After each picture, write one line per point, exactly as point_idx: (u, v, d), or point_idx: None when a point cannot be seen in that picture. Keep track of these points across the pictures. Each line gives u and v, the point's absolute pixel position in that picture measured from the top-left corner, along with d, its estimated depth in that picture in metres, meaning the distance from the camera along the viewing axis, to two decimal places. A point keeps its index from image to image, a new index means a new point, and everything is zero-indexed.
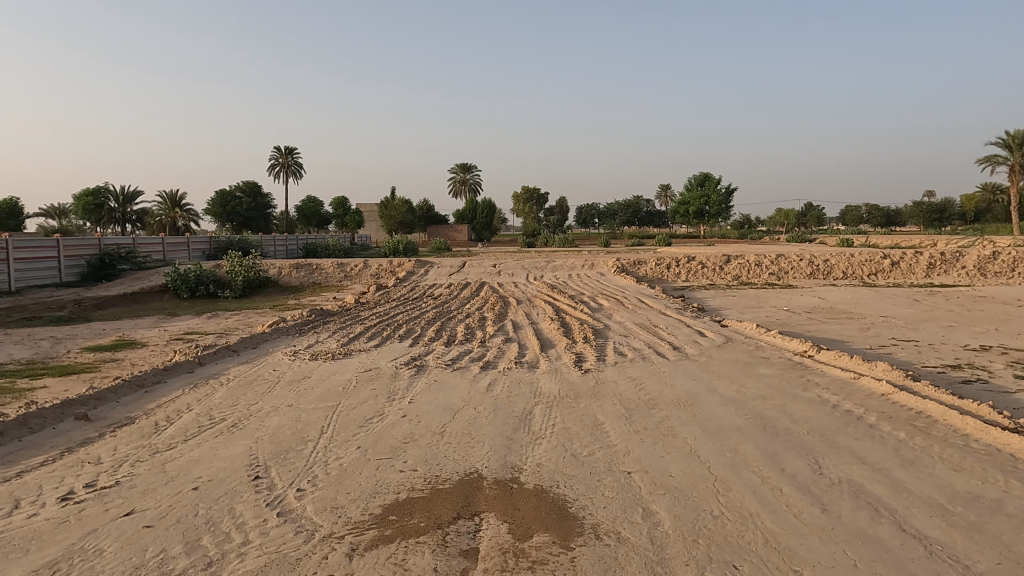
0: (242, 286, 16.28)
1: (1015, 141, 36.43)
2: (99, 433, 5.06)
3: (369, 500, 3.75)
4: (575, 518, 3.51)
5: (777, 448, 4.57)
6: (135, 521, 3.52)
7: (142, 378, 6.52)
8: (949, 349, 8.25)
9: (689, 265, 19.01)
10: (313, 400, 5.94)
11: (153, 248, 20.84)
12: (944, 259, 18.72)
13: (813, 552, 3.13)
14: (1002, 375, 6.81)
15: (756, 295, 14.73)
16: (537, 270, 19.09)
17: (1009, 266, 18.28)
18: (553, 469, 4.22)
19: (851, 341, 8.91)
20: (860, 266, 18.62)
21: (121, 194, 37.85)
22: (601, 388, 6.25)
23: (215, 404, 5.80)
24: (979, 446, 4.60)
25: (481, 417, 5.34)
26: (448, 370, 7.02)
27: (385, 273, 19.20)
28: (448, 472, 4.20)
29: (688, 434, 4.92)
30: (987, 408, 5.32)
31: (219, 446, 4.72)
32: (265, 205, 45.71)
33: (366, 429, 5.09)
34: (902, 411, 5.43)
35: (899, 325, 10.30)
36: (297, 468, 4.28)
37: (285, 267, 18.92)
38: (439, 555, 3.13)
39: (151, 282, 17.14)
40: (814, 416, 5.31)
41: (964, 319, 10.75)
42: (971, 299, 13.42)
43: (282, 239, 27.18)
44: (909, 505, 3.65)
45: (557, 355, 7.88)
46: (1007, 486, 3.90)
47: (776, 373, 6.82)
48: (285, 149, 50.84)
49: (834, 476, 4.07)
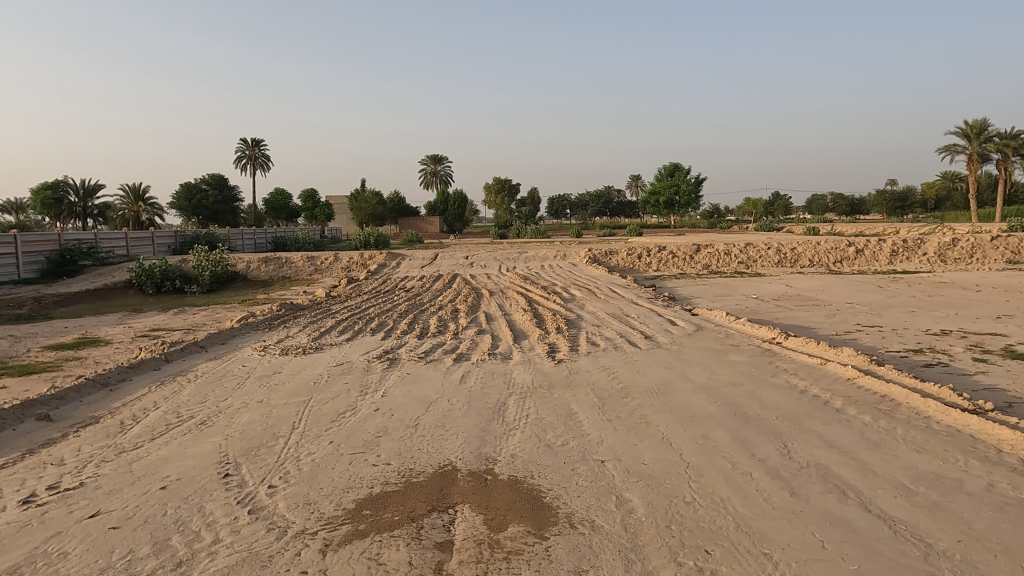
0: (210, 281, 15.98)
1: (973, 129, 37.09)
2: (62, 433, 4.93)
3: (343, 495, 3.72)
4: (550, 508, 3.52)
5: (748, 434, 4.64)
6: (100, 522, 3.44)
7: (107, 375, 6.39)
8: (912, 334, 8.47)
9: (660, 255, 19.19)
10: (284, 395, 5.87)
11: (116, 243, 20.32)
12: (906, 246, 19.20)
13: (782, 536, 3.19)
14: (961, 359, 7.02)
15: (726, 284, 14.90)
16: (511, 261, 19.16)
17: (968, 253, 18.84)
18: (527, 460, 4.23)
19: (818, 328, 9.08)
20: (826, 254, 19.01)
21: (82, 187, 36.84)
22: (575, 378, 6.28)
23: (183, 402, 5.70)
24: (940, 427, 4.74)
25: (456, 409, 5.33)
26: (422, 362, 6.98)
27: (356, 266, 19.00)
28: (422, 464, 4.18)
29: (661, 422, 4.96)
30: (948, 390, 5.47)
31: (189, 444, 4.63)
32: (234, 198, 44.89)
33: (339, 424, 5.03)
34: (867, 395, 5.56)
35: (863, 311, 10.55)
36: (269, 465, 4.23)
37: (254, 261, 18.59)
38: (413, 548, 3.11)
39: (116, 278, 16.75)
40: (782, 402, 5.41)
41: (926, 305, 11.07)
42: (932, 285, 13.81)
43: (250, 232, 26.60)
44: (875, 486, 3.74)
45: (530, 345, 7.90)
46: (967, 466, 4.03)
47: (747, 360, 6.93)
48: (253, 142, 50.01)
49: (802, 460, 4.16)
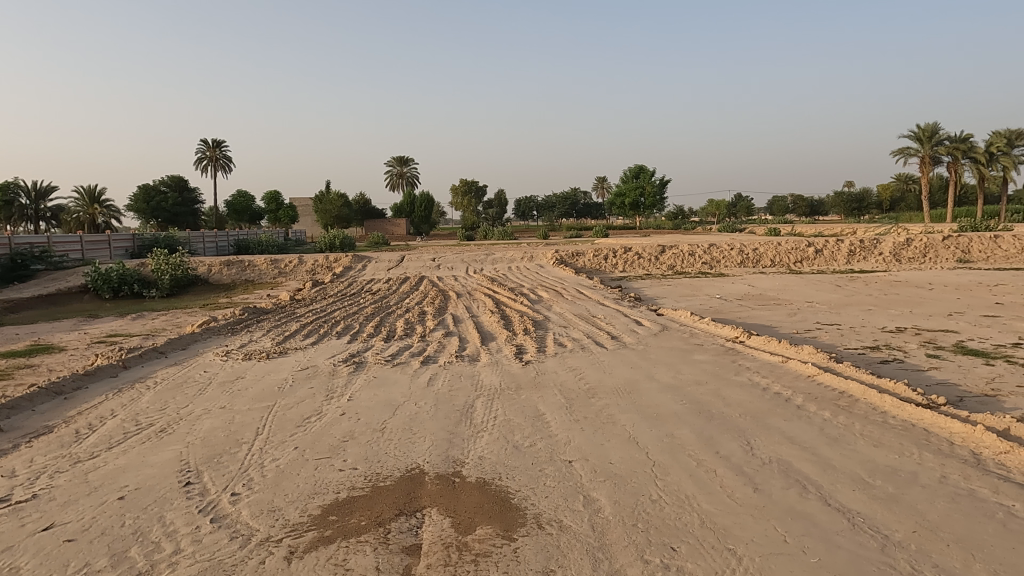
0: (169, 285, 15.61)
1: (925, 133, 38.34)
2: (13, 444, 4.75)
3: (308, 501, 3.67)
4: (517, 509, 3.53)
5: (712, 432, 4.72)
6: (55, 535, 3.34)
7: (61, 384, 6.18)
8: (869, 332, 8.71)
9: (626, 256, 19.39)
10: (247, 400, 5.76)
11: (70, 247, 19.68)
12: (863, 246, 19.73)
13: (746, 531, 3.25)
14: (915, 355, 7.25)
15: (690, 284, 15.13)
16: (478, 263, 19.17)
17: (921, 252, 19.45)
18: (495, 461, 4.23)
19: (779, 327, 9.28)
20: (786, 254, 19.44)
21: (34, 189, 35.65)
22: (542, 379, 6.31)
23: (142, 409, 5.56)
24: (895, 422, 4.88)
25: (423, 412, 5.30)
26: (388, 366, 6.93)
27: (321, 269, 18.76)
28: (389, 468, 4.15)
29: (628, 421, 5.02)
30: (903, 386, 5.63)
31: (148, 452, 4.52)
32: (194, 200, 43.88)
33: (304, 429, 4.96)
34: (827, 391, 5.70)
35: (822, 310, 10.81)
36: (232, 472, 4.14)
37: (215, 264, 18.19)
38: (380, 553, 3.09)
39: (70, 282, 16.21)
40: (745, 400, 5.52)
41: (881, 303, 11.41)
42: (887, 283, 14.22)
43: (211, 235, 26.04)
44: (834, 480, 3.84)
45: (497, 347, 7.90)
46: (921, 458, 4.16)
47: (711, 359, 7.05)
48: (213, 142, 48.91)
49: (764, 456, 4.24)
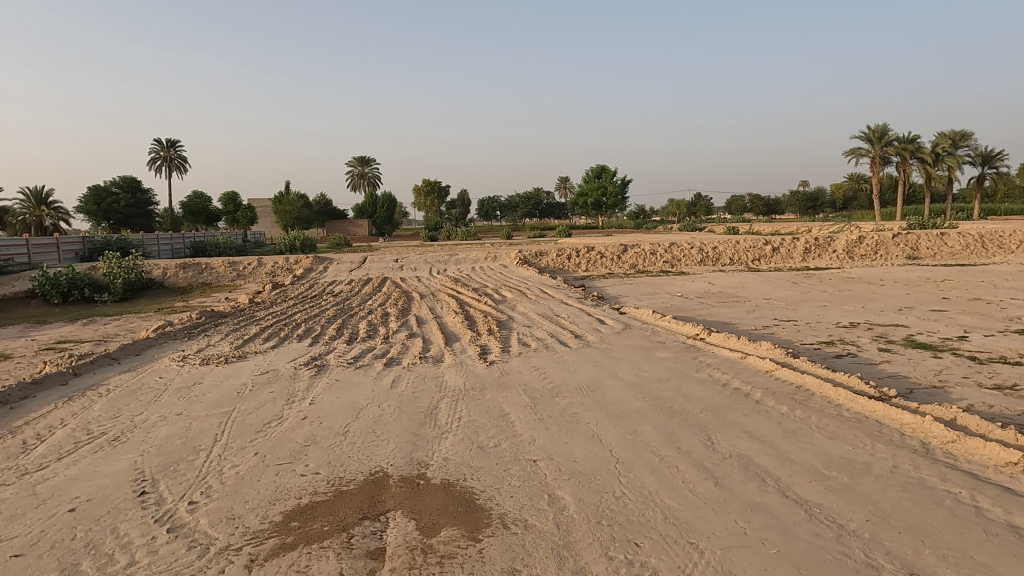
0: (122, 289, 15.14)
1: (876, 134, 39.53)
2: None
3: (269, 508, 3.60)
4: (482, 510, 3.53)
5: (674, 428, 4.79)
6: (1, 551, 3.20)
7: (7, 393, 5.94)
8: (824, 327, 8.94)
9: (589, 255, 19.53)
10: (205, 406, 5.62)
11: (16, 250, 18.92)
12: (818, 244, 20.25)
13: (707, 525, 3.30)
14: (868, 349, 7.48)
15: (652, 282, 15.32)
16: (441, 263, 19.09)
17: (872, 249, 20.06)
18: (460, 462, 4.22)
19: (738, 324, 9.45)
20: (745, 252, 19.84)
21: None
22: (506, 379, 6.32)
23: (94, 417, 5.38)
24: (849, 414, 5.03)
25: (387, 415, 5.25)
26: (351, 368, 6.85)
27: (282, 270, 18.45)
28: (352, 472, 4.10)
29: (591, 419, 5.05)
30: (857, 380, 5.79)
31: (100, 462, 4.37)
32: (148, 200, 42.66)
33: (265, 434, 4.87)
34: (784, 386, 5.84)
35: (779, 306, 11.05)
36: (189, 480, 4.04)
37: (170, 267, 17.72)
38: (344, 558, 3.05)
39: (16, 287, 15.59)
40: (706, 395, 5.61)
41: (836, 299, 11.74)
42: (841, 280, 14.64)
43: (166, 236, 25.38)
44: (792, 473, 3.93)
45: (462, 347, 7.89)
46: (873, 449, 4.29)
47: (672, 356, 7.15)
48: (166, 142, 47.43)
49: (725, 451, 4.32)
